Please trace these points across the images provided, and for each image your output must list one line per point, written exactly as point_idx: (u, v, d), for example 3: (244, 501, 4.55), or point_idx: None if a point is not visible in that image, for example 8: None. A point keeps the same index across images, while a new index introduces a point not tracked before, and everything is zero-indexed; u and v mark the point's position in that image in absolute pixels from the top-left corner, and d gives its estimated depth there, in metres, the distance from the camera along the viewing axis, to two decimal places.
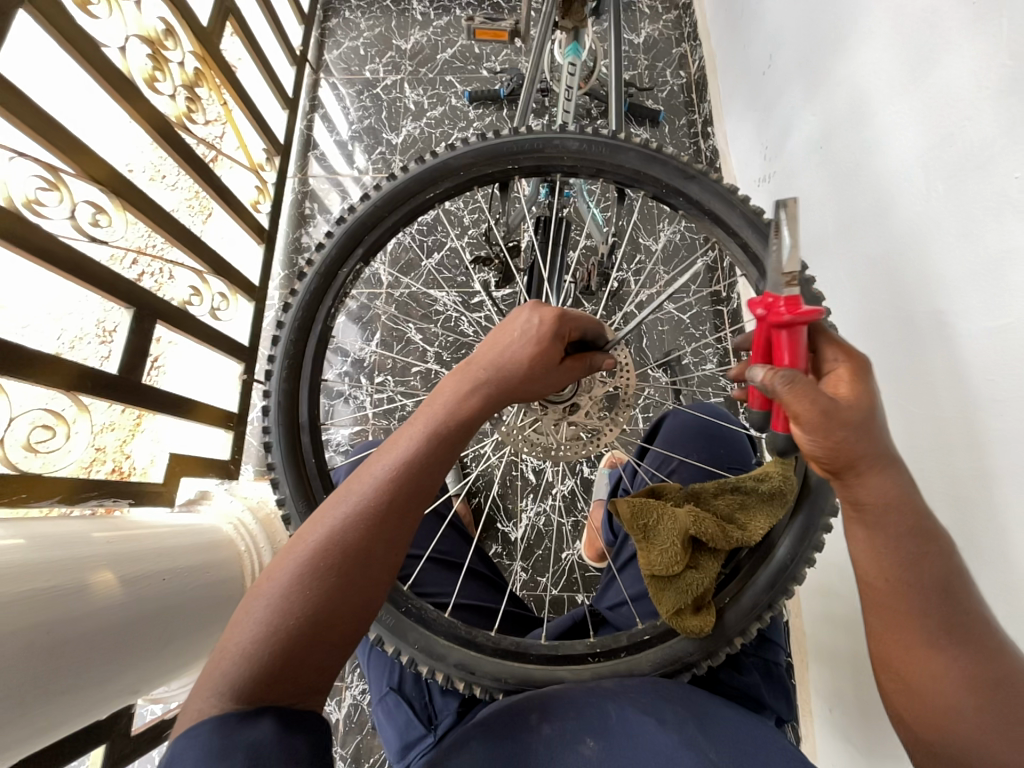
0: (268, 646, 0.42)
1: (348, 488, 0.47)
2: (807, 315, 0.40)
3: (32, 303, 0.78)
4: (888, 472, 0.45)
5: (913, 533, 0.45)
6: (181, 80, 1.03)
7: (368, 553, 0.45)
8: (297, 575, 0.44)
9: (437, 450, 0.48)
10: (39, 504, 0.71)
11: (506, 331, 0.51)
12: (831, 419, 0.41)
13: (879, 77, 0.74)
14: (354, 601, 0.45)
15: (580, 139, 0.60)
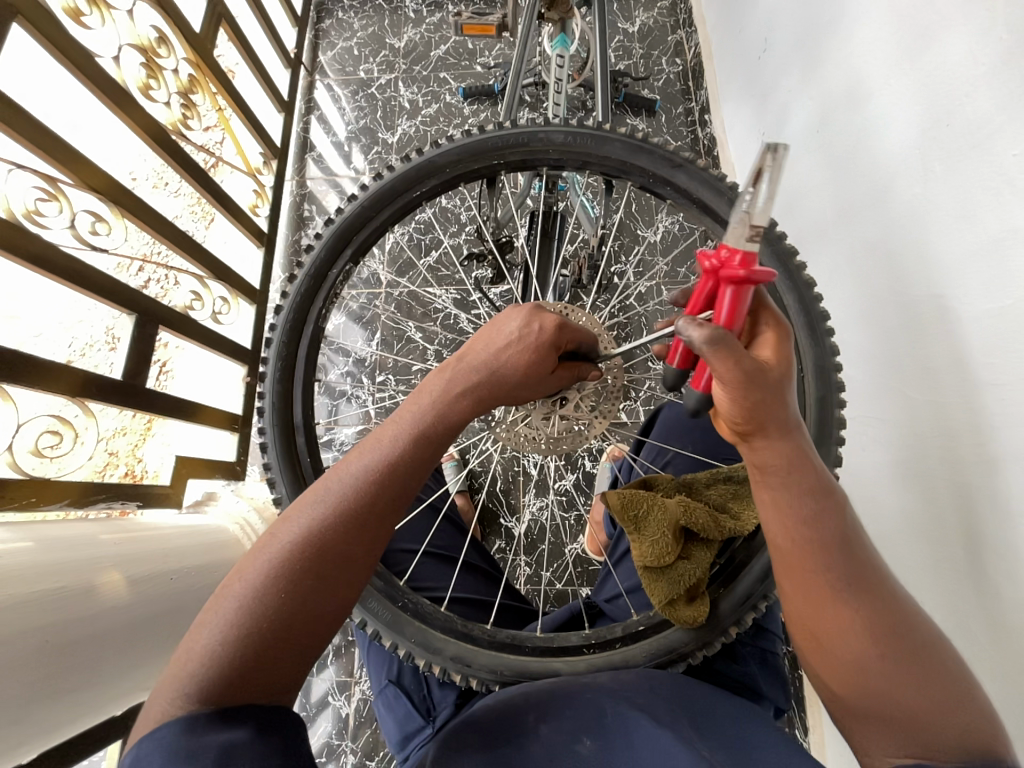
0: (237, 644, 0.42)
1: (325, 488, 0.47)
2: (760, 275, 0.39)
3: (44, 313, 0.80)
4: (790, 435, 0.43)
5: (813, 493, 0.44)
6: (176, 87, 1.04)
7: (343, 553, 0.46)
8: (269, 573, 0.44)
9: (416, 453, 0.49)
10: (49, 508, 0.73)
11: (496, 336, 0.50)
12: (751, 384, 0.41)
13: (875, 56, 0.72)
14: (327, 601, 0.46)
15: (566, 132, 0.59)
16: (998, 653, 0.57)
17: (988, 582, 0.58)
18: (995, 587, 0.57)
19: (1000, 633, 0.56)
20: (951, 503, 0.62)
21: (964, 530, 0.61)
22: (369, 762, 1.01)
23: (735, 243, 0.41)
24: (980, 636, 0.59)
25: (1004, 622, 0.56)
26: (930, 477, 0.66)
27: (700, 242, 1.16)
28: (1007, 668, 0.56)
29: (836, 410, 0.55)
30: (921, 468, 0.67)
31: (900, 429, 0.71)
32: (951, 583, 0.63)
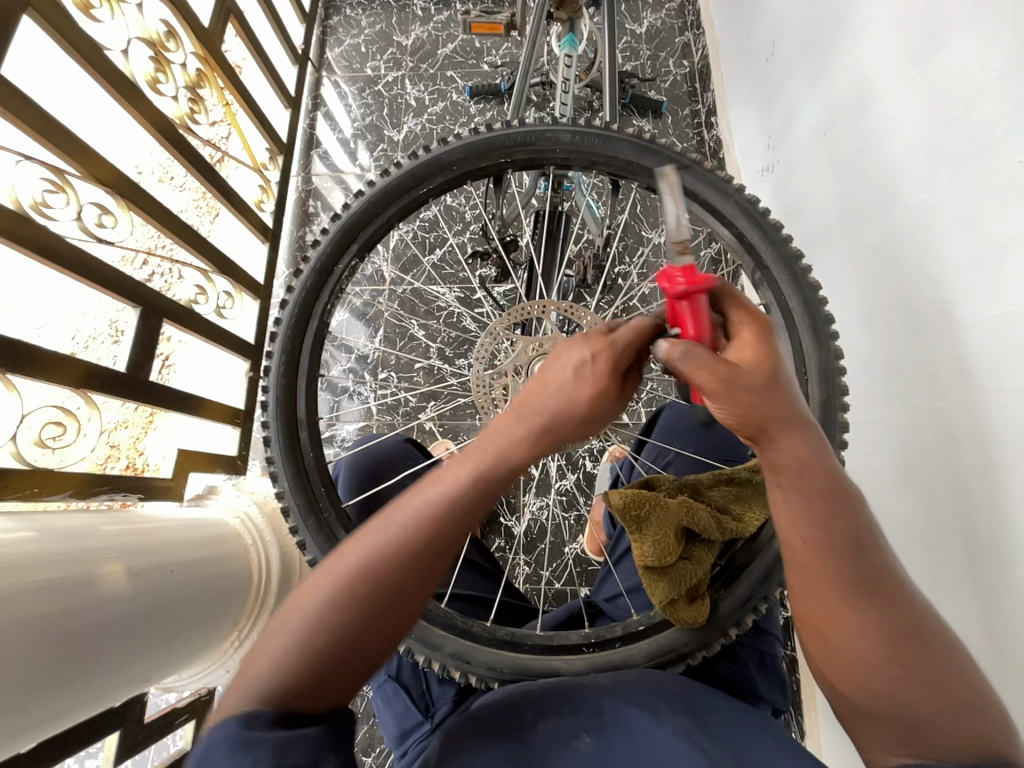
0: (292, 673, 0.43)
1: (382, 531, 0.46)
2: (702, 282, 0.40)
3: (48, 304, 0.80)
4: (799, 433, 0.43)
5: (825, 493, 0.44)
6: (184, 82, 1.04)
7: (397, 595, 0.46)
8: (323, 611, 0.44)
9: (477, 500, 0.47)
10: (51, 499, 0.73)
11: (559, 372, 0.47)
12: (733, 389, 0.40)
13: (883, 61, 0.72)
14: (377, 638, 0.46)
15: (573, 131, 0.59)
16: (998, 658, 0.57)
17: (988, 586, 0.58)
18: (995, 592, 0.57)
19: (999, 637, 0.57)
20: (951, 508, 0.62)
21: (964, 534, 0.61)
22: (365, 758, 1.02)
23: (669, 261, 0.42)
24: (978, 640, 0.59)
25: (1003, 627, 0.56)
26: (931, 482, 0.66)
27: (705, 244, 1.16)
28: (1004, 673, 0.56)
29: (840, 413, 0.55)
30: (923, 473, 0.67)
31: (901, 433, 0.71)
32: (950, 587, 0.63)
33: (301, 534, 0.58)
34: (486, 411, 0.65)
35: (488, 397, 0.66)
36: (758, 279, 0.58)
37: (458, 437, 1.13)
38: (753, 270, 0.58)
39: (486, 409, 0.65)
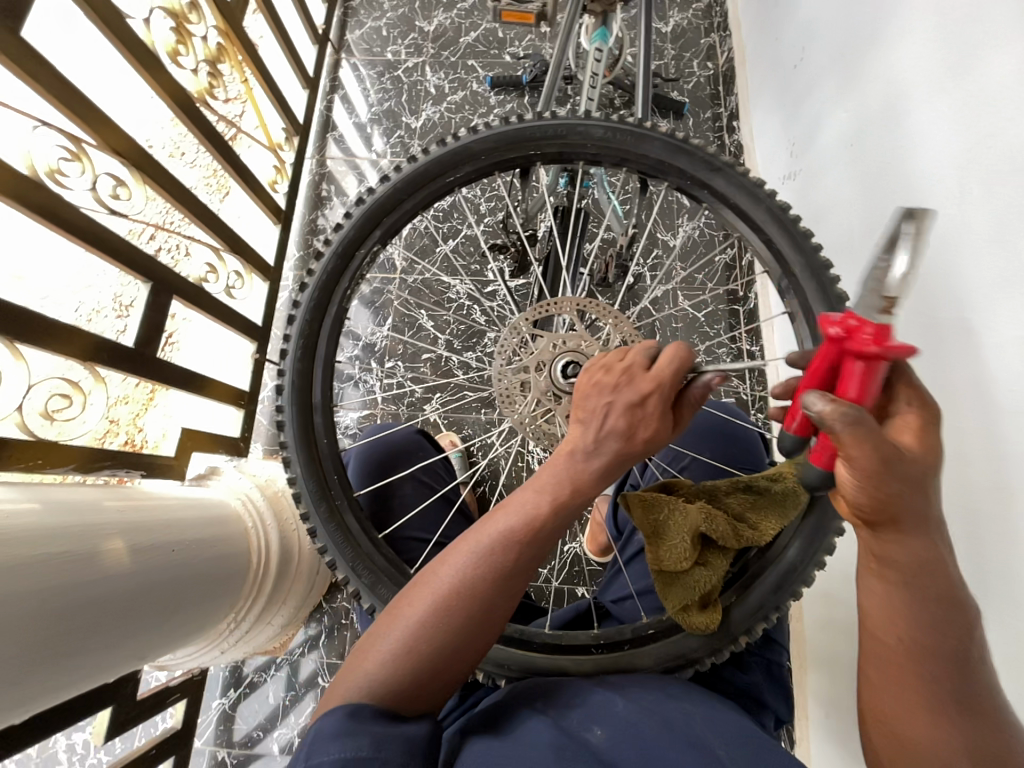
0: (396, 678, 0.47)
1: (471, 546, 0.49)
2: (895, 352, 0.38)
3: (57, 274, 0.80)
4: (930, 539, 0.45)
5: (940, 602, 0.45)
6: (204, 55, 1.02)
7: (489, 607, 0.48)
8: (421, 622, 0.47)
9: (559, 517, 0.50)
10: (53, 471, 0.72)
11: (600, 408, 0.49)
12: (887, 473, 0.41)
13: (918, 72, 0.71)
14: (471, 648, 0.49)
15: (605, 126, 0.58)
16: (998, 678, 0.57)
17: (991, 607, 0.58)
18: (999, 613, 0.57)
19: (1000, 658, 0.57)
20: (960, 526, 0.62)
21: (971, 554, 0.61)
22: None
23: (870, 314, 0.39)
24: None
25: (1005, 648, 0.56)
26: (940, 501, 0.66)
27: (721, 249, 1.15)
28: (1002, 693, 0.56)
29: None
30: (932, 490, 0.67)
31: None
32: None
33: (311, 521, 0.57)
34: (505, 403, 0.64)
35: (507, 390, 0.64)
36: (784, 287, 0.58)
37: (463, 430, 1.12)
38: (780, 277, 0.58)
39: (505, 402, 0.64)
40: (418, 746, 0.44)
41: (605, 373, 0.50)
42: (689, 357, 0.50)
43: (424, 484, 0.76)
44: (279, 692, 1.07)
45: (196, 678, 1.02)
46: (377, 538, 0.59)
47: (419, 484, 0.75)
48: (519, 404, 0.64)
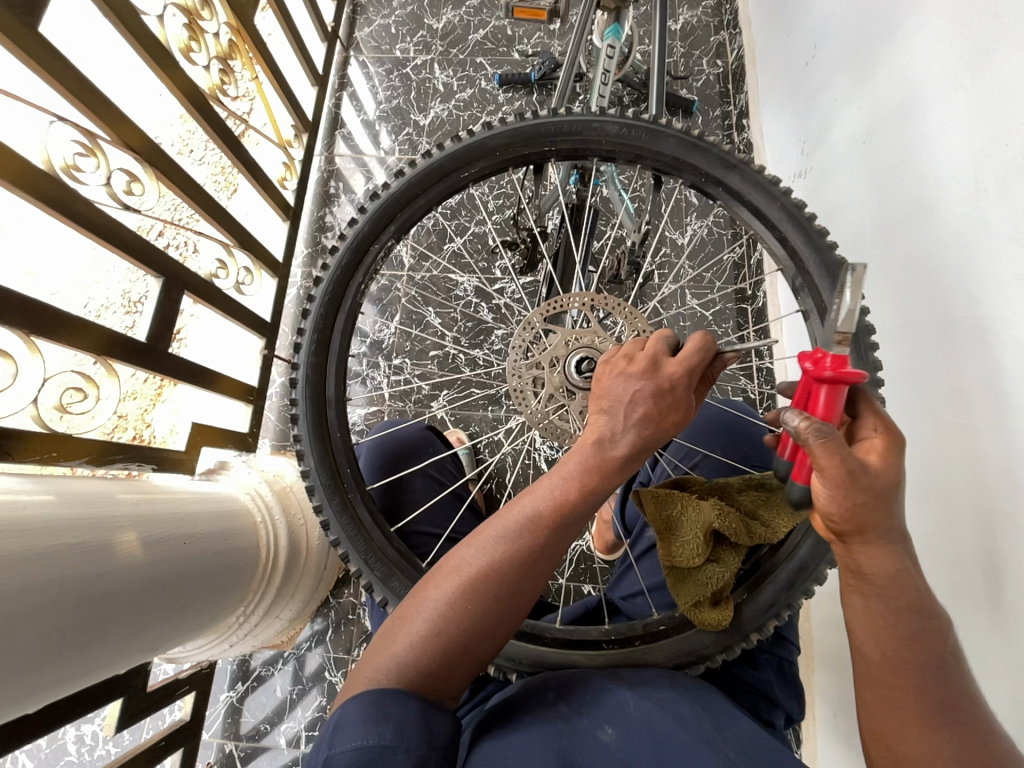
0: (423, 660, 0.47)
1: (496, 530, 0.49)
2: (851, 376, 0.41)
3: (68, 271, 0.81)
4: (894, 548, 0.45)
5: (914, 612, 0.45)
6: (215, 52, 1.03)
7: (515, 591, 0.49)
8: (447, 605, 0.47)
9: (585, 502, 0.50)
10: (67, 464, 0.72)
11: (625, 395, 0.50)
12: (856, 484, 0.42)
13: (934, 70, 0.71)
14: (497, 631, 0.49)
15: (620, 123, 0.58)
16: (1009, 679, 0.57)
17: (1003, 607, 0.58)
18: (1013, 614, 0.57)
19: (1014, 658, 0.56)
20: (973, 525, 0.62)
21: (984, 554, 0.61)
22: None
23: (827, 347, 0.43)
24: (991, 659, 0.59)
25: (1019, 649, 0.56)
26: (952, 501, 0.66)
27: (730, 248, 1.15)
28: (1013, 692, 0.56)
29: None
30: (944, 490, 0.67)
31: (926, 451, 0.71)
32: (966, 608, 0.63)
33: (324, 514, 0.57)
34: (517, 400, 0.64)
35: (520, 387, 0.64)
36: (799, 286, 0.58)
37: (470, 427, 1.13)
38: (795, 275, 0.58)
39: (517, 398, 0.64)
40: (431, 736, 0.44)
41: (628, 362, 0.51)
42: (714, 346, 0.51)
43: (435, 480, 0.76)
44: (286, 686, 1.08)
45: (204, 671, 1.03)
46: (389, 531, 0.60)
47: (430, 480, 0.76)
48: (531, 401, 0.64)
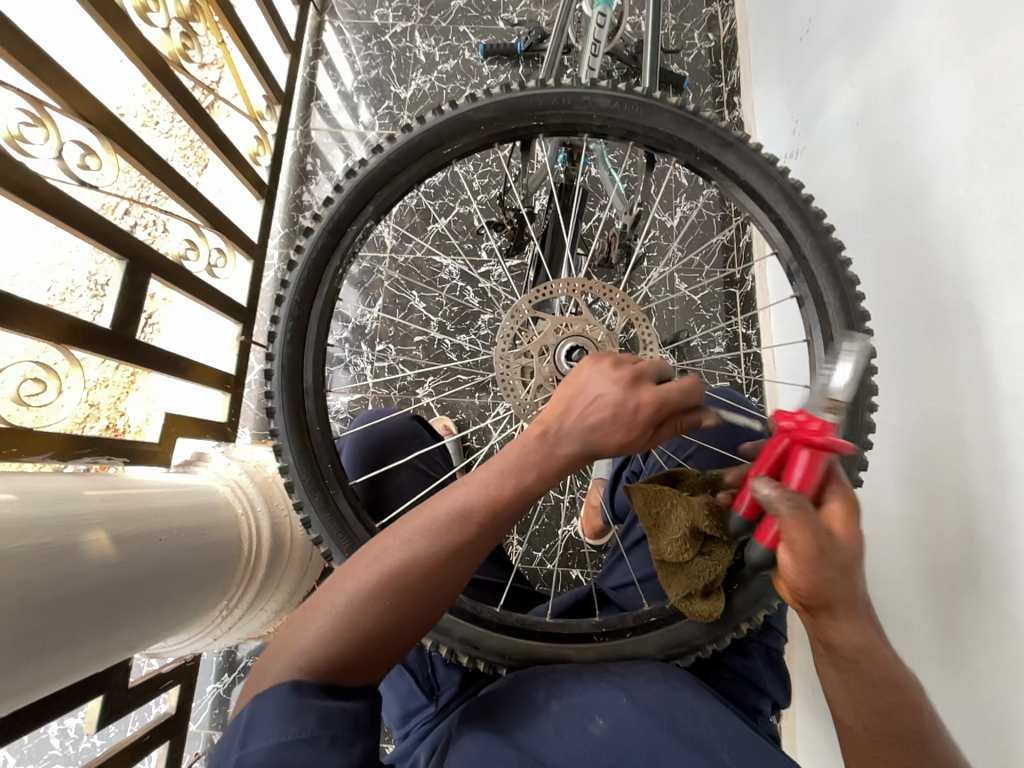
0: (337, 651, 0.46)
1: (428, 521, 0.48)
2: (837, 444, 0.42)
3: (23, 248, 0.73)
4: (860, 622, 0.45)
5: (886, 683, 0.45)
6: (176, 12, 0.95)
7: (438, 587, 0.48)
8: (367, 598, 0.46)
9: (520, 502, 0.49)
10: (31, 458, 0.68)
11: (586, 389, 0.49)
12: (825, 557, 0.43)
13: (931, 48, 0.69)
14: (414, 626, 0.48)
15: (612, 97, 0.55)
16: (989, 662, 0.58)
17: (980, 595, 0.59)
18: (989, 599, 0.58)
19: (989, 638, 0.58)
20: (957, 512, 0.63)
21: (964, 539, 0.61)
22: None
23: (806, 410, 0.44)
24: (967, 642, 0.60)
25: (994, 631, 0.57)
26: (937, 487, 0.66)
27: (719, 230, 1.13)
28: (995, 676, 0.57)
29: (865, 412, 0.54)
30: (927, 476, 0.68)
31: (912, 439, 0.71)
32: (949, 591, 0.64)
33: (305, 511, 0.55)
34: (504, 390, 0.62)
35: (507, 376, 0.62)
36: (794, 270, 0.56)
37: (457, 416, 1.11)
38: (790, 259, 0.57)
39: (505, 388, 0.62)
40: None
41: (610, 365, 0.50)
42: (699, 394, 0.50)
43: (422, 472, 0.75)
44: None
45: (188, 665, 1.01)
46: (372, 526, 0.58)
47: (418, 472, 0.74)
48: (519, 392, 0.61)
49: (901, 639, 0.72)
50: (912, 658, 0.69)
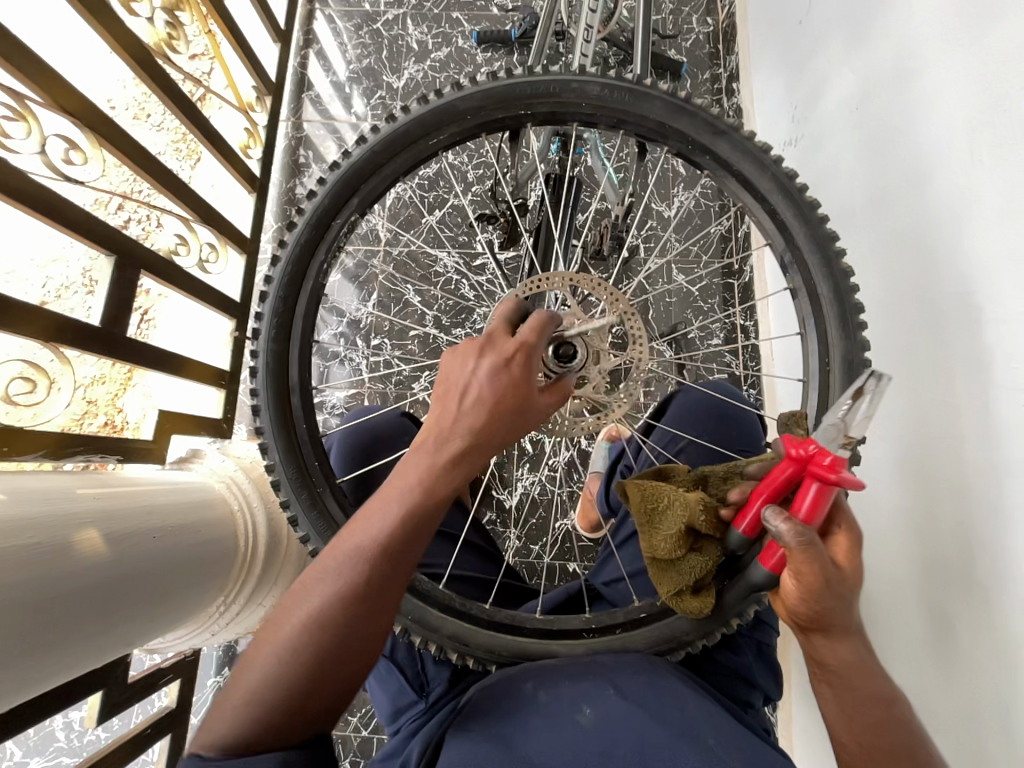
0: (269, 705, 0.43)
1: (339, 547, 0.45)
2: (849, 480, 0.43)
3: (14, 246, 0.71)
4: (853, 641, 0.47)
5: (876, 697, 0.47)
6: (161, 1, 0.93)
7: (361, 616, 0.45)
8: (289, 642, 0.44)
9: (428, 505, 0.47)
10: (24, 457, 0.68)
11: (460, 381, 0.49)
12: (829, 589, 0.44)
13: (933, 30, 0.67)
14: (349, 665, 0.45)
15: (601, 84, 0.54)
16: (984, 656, 0.57)
17: (975, 589, 0.58)
18: (983, 593, 0.57)
19: (985, 633, 0.57)
20: (953, 506, 0.62)
21: (959, 533, 0.61)
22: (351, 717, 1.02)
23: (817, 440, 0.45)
24: (962, 636, 0.60)
25: (988, 625, 0.57)
26: (933, 480, 0.65)
27: (717, 220, 1.11)
28: (990, 670, 0.56)
29: None
30: (923, 469, 0.67)
31: (909, 431, 0.70)
32: (944, 586, 0.63)
33: (292, 509, 0.55)
34: None
35: None
36: (787, 262, 0.55)
37: None
38: (784, 251, 0.55)
39: None
40: None
41: (476, 351, 0.50)
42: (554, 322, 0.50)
43: None
44: None
45: (189, 659, 1.02)
46: None
47: None
48: None
49: (895, 632, 0.72)
50: (904, 651, 0.69)
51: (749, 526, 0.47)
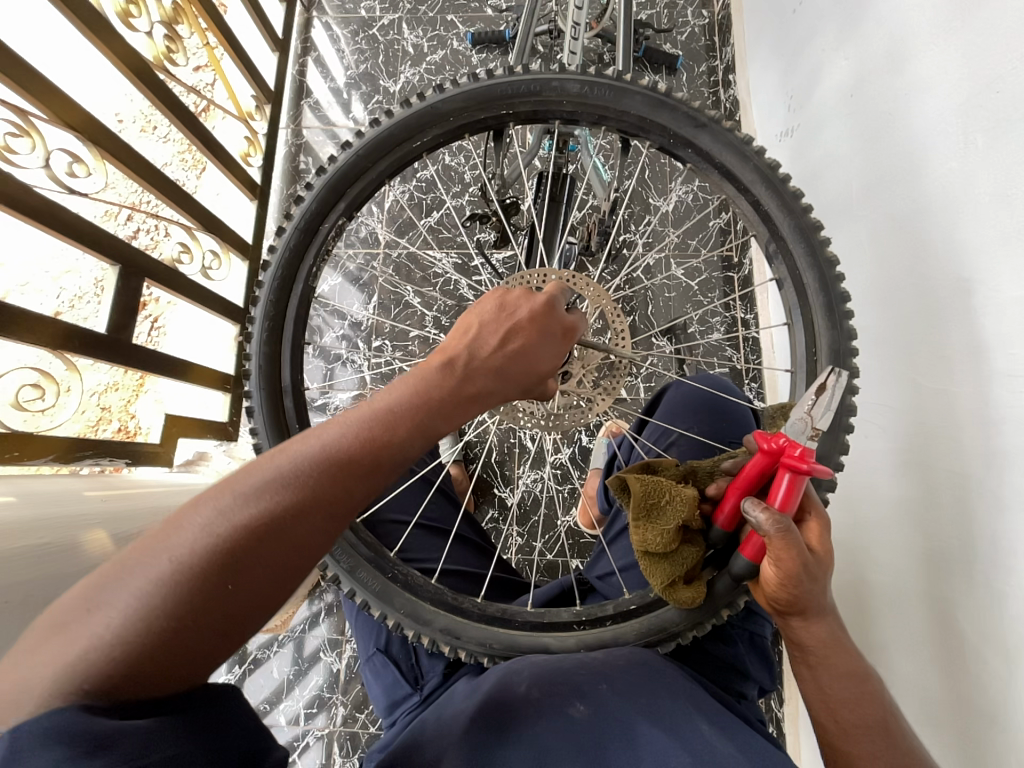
0: (149, 611, 0.34)
1: (306, 448, 0.41)
2: (821, 469, 0.43)
3: (27, 259, 0.74)
4: (828, 620, 0.48)
5: (852, 675, 0.47)
6: (160, 16, 0.95)
7: (304, 532, 0.39)
8: (206, 536, 0.36)
9: (418, 430, 0.44)
10: (34, 462, 0.70)
11: (490, 310, 0.49)
12: (806, 572, 0.44)
13: (923, 14, 0.66)
14: (262, 585, 0.37)
15: (582, 81, 0.54)
16: (984, 646, 0.56)
17: (975, 579, 0.58)
18: (983, 582, 0.57)
19: (986, 623, 0.56)
20: (952, 495, 0.61)
21: (958, 522, 0.60)
22: (359, 714, 1.03)
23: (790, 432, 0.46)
24: (962, 625, 0.59)
25: (988, 615, 0.56)
26: (931, 469, 0.65)
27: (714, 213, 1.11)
28: (990, 659, 0.56)
29: (846, 396, 0.53)
30: (922, 458, 0.66)
31: (907, 420, 0.69)
32: (943, 576, 0.62)
33: None
34: None
35: None
36: (772, 252, 0.55)
37: None
38: (768, 241, 0.55)
39: None
40: None
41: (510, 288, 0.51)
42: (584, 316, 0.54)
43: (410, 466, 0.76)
44: (283, 667, 1.05)
45: None
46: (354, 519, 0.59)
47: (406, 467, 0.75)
48: None
49: (896, 623, 0.71)
50: (904, 641, 0.69)
51: (728, 515, 0.48)
